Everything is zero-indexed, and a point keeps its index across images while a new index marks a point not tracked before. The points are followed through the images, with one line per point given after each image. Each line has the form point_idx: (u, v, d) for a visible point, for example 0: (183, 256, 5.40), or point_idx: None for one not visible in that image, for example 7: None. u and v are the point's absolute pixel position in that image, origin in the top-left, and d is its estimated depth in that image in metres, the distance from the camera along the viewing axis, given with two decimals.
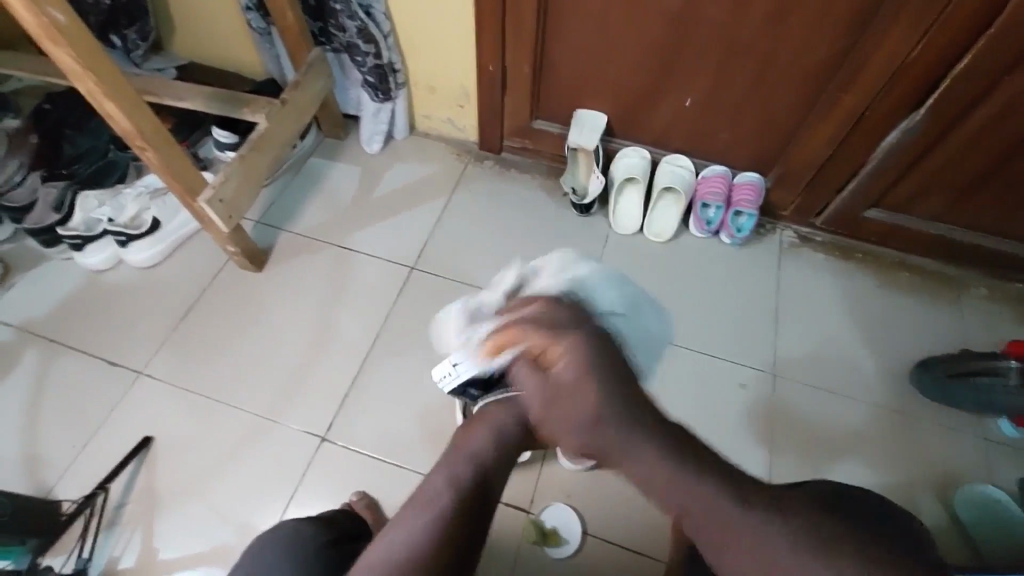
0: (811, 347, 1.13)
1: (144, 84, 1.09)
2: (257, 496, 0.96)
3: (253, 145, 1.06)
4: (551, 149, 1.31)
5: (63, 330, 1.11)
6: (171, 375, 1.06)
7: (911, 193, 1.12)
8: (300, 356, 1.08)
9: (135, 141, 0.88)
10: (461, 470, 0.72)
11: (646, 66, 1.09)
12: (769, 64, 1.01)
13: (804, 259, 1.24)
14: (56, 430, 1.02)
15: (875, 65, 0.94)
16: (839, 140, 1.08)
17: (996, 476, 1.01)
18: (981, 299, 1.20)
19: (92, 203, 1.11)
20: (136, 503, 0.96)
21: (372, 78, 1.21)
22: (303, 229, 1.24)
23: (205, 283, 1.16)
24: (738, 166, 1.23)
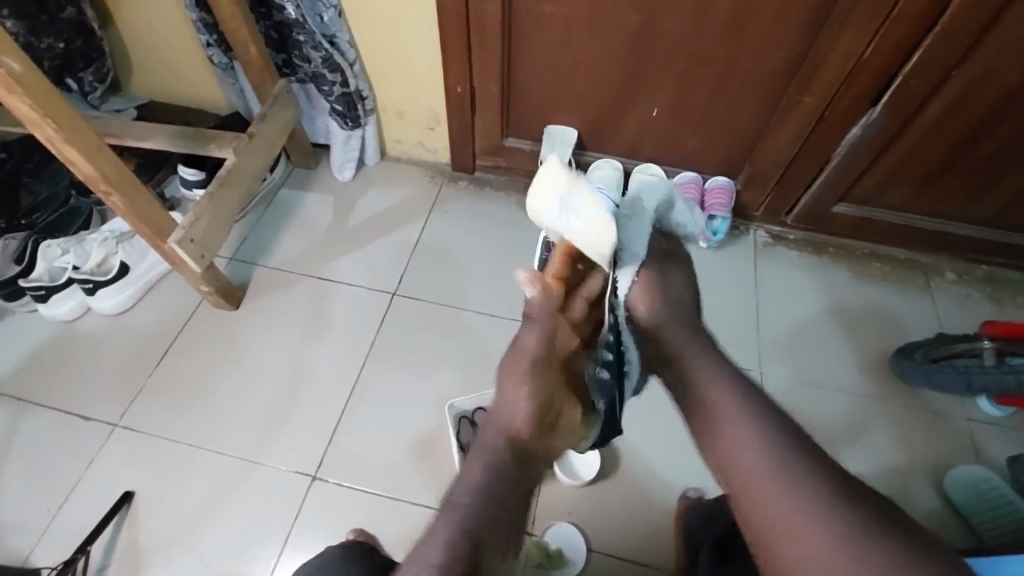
0: (793, 341, 1.16)
1: (105, 126, 1.07)
2: (249, 543, 0.92)
3: (222, 181, 1.04)
4: (524, 165, 1.33)
5: (31, 386, 1.06)
6: (149, 425, 1.02)
7: (873, 186, 1.16)
8: (282, 393, 1.05)
9: (100, 184, 0.85)
10: (469, 504, 0.57)
11: (613, 80, 1.11)
12: (730, 71, 1.04)
13: (779, 256, 1.27)
14: (28, 494, 0.96)
15: (828, 68, 0.98)
16: (801, 140, 1.11)
17: (983, 454, 1.03)
18: (947, 282, 1.24)
19: (55, 252, 1.08)
20: (120, 563, 0.91)
21: (340, 106, 1.20)
22: (279, 263, 1.22)
23: (181, 325, 1.13)
24: (707, 170, 1.26)
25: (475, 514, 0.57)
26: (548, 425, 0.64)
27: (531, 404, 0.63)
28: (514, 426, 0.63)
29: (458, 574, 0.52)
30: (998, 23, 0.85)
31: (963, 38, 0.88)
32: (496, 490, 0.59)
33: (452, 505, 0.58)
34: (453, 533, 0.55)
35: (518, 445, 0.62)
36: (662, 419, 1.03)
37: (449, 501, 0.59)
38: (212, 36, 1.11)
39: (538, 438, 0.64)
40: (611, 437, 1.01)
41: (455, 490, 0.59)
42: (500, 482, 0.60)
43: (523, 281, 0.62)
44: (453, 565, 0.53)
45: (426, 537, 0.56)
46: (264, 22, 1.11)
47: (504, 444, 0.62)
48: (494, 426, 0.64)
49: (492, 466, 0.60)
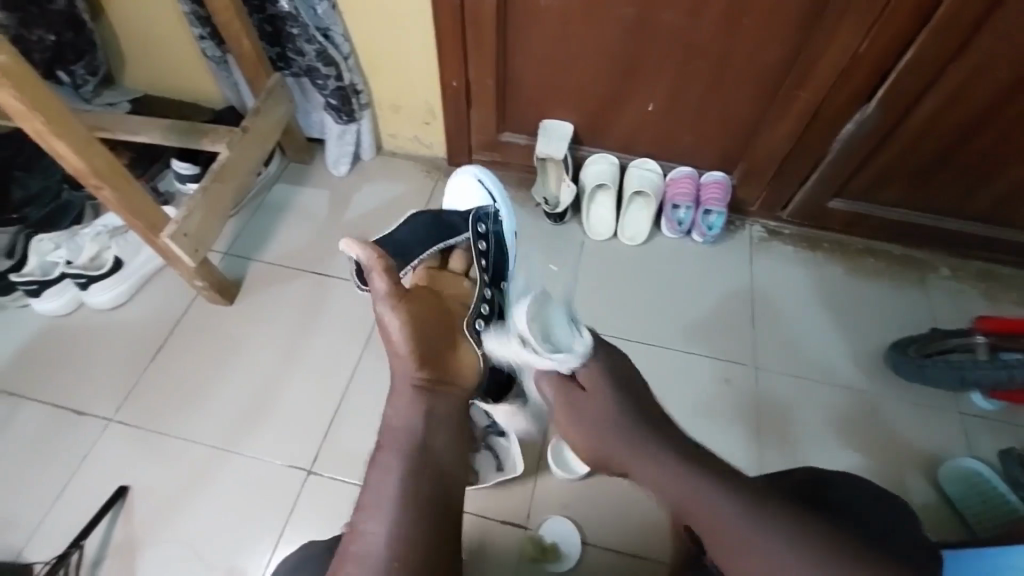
0: (787, 335, 1.16)
1: (98, 120, 1.06)
2: (244, 538, 0.92)
3: (215, 176, 1.03)
4: (520, 160, 1.32)
5: (24, 381, 1.06)
6: (144, 420, 1.02)
7: (868, 181, 1.16)
8: (278, 388, 1.05)
9: (90, 180, 0.84)
10: (397, 452, 0.63)
11: (608, 75, 1.10)
12: (725, 66, 1.04)
13: (774, 251, 1.27)
14: (21, 489, 0.96)
15: (823, 63, 0.98)
16: (796, 135, 1.11)
17: (975, 448, 1.04)
18: (941, 278, 1.24)
19: (47, 246, 1.05)
20: (114, 557, 0.91)
21: (334, 100, 1.20)
22: (274, 257, 1.21)
23: (175, 320, 1.12)
24: (703, 165, 1.26)
25: (409, 450, 0.63)
26: (427, 347, 0.69)
27: (411, 341, 0.67)
28: (407, 366, 0.67)
29: (407, 505, 0.60)
30: (990, 19, 0.85)
31: (955, 35, 0.89)
32: (415, 427, 0.65)
33: (379, 457, 0.64)
34: (395, 477, 0.61)
35: (417, 382, 0.67)
36: None
37: (375, 455, 0.64)
38: (205, 29, 1.10)
39: (434, 375, 0.69)
40: None
41: (387, 438, 0.65)
42: (415, 418, 0.65)
43: (341, 246, 0.65)
44: (401, 496, 0.60)
45: (372, 486, 0.62)
46: (257, 15, 1.11)
47: (410, 389, 0.67)
48: (397, 373, 0.68)
49: (406, 414, 0.66)
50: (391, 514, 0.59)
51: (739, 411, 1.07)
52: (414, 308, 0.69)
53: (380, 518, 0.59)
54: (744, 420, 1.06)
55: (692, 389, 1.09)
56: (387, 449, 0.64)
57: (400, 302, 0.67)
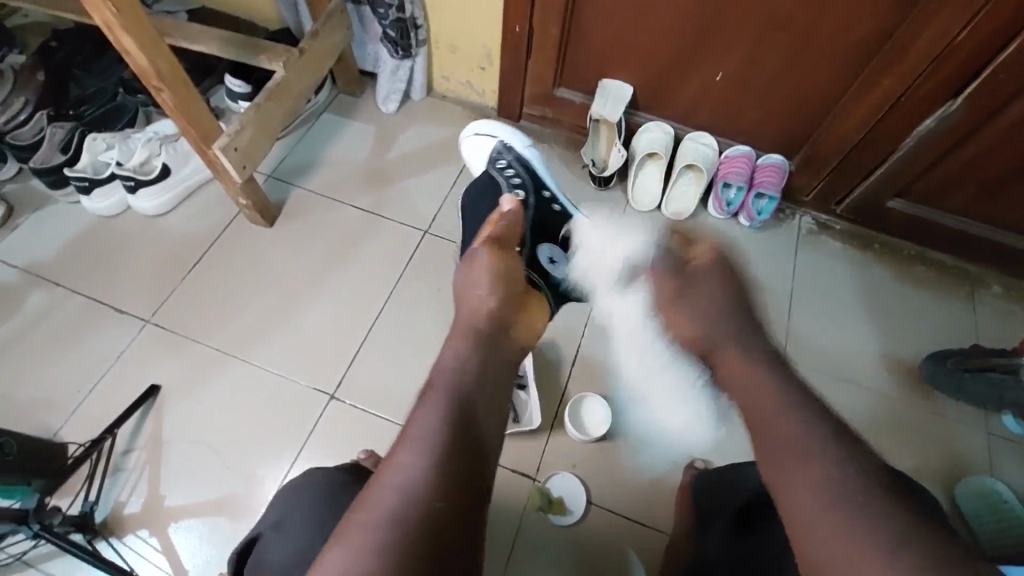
0: (821, 332, 1.13)
1: (160, 25, 1.05)
2: (264, 449, 0.96)
3: (270, 94, 1.02)
4: (572, 119, 1.29)
5: (70, 274, 1.09)
6: (179, 326, 1.05)
7: (936, 184, 1.10)
8: (307, 313, 1.07)
9: (152, 80, 0.84)
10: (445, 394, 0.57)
11: (679, 38, 1.05)
12: (807, 41, 0.98)
13: (821, 245, 1.23)
14: (60, 374, 1.01)
15: (914, 49, 0.92)
16: (869, 124, 1.05)
17: (998, 470, 1.02)
18: (993, 296, 1.19)
19: (100, 146, 1.09)
20: (142, 450, 0.95)
21: (393, 33, 1.16)
22: (315, 186, 1.21)
23: (216, 235, 1.14)
24: (762, 147, 1.21)
25: (454, 391, 0.57)
26: (504, 298, 0.71)
27: (489, 291, 0.71)
28: (479, 312, 0.69)
29: (443, 448, 0.52)
30: None
31: None
32: (467, 370, 0.60)
33: (425, 395, 0.58)
34: (438, 411, 0.55)
35: (478, 324, 0.67)
36: None
37: (422, 394, 0.58)
38: None
39: (497, 317, 0.69)
40: (624, 399, 1.02)
41: (435, 380, 0.60)
42: (469, 361, 0.62)
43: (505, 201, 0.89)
44: (440, 434, 0.53)
45: (411, 424, 0.55)
46: None
47: (469, 327, 0.67)
48: (462, 317, 0.69)
49: (462, 357, 0.62)
50: (427, 453, 0.51)
51: None
52: (503, 261, 0.76)
53: (414, 452, 0.52)
54: None
55: None
56: (435, 389, 0.58)
57: (495, 249, 0.77)
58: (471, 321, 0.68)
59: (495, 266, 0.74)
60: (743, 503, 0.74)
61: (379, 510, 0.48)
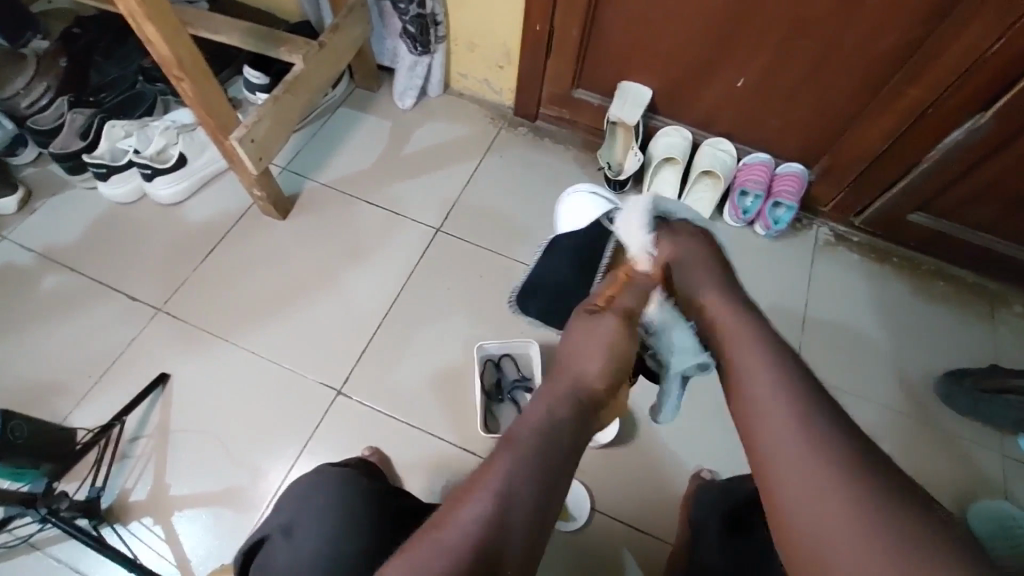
0: (835, 345, 1.11)
1: (182, 14, 1.06)
2: (270, 441, 0.96)
3: (288, 87, 1.02)
4: (588, 121, 1.27)
5: (84, 260, 1.10)
6: (189, 316, 1.05)
7: (959, 198, 1.07)
8: (316, 307, 1.07)
9: (173, 70, 0.85)
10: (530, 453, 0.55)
11: (702, 41, 1.03)
12: (833, 49, 0.96)
13: (838, 257, 1.21)
14: (71, 359, 1.01)
15: (943, 60, 0.89)
16: (892, 136, 1.03)
17: (1011, 493, 0.99)
18: (1014, 314, 1.16)
19: (119, 133, 1.10)
20: (151, 438, 0.96)
21: (412, 29, 1.16)
22: (329, 180, 1.21)
23: (230, 226, 1.14)
24: (781, 156, 1.19)
25: (539, 447, 0.56)
26: (614, 371, 0.66)
27: (604, 357, 0.65)
28: (577, 368, 0.65)
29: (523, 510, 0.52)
30: None
31: None
32: (556, 430, 0.58)
33: (509, 444, 0.56)
34: (519, 472, 0.53)
35: (586, 388, 0.64)
36: (689, 397, 1.02)
37: (506, 441, 0.57)
38: None
39: (603, 389, 0.65)
40: (632, 406, 1.01)
41: (519, 428, 0.58)
42: (561, 418, 0.59)
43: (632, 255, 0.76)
44: (521, 491, 0.52)
45: (493, 465, 0.54)
46: None
47: (571, 390, 0.63)
48: (563, 367, 0.66)
49: (556, 419, 0.59)
50: (503, 506, 0.51)
51: None
52: (627, 332, 0.68)
53: (491, 497, 0.52)
54: None
55: None
56: (517, 443, 0.56)
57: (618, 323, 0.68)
58: (575, 382, 0.64)
59: (616, 340, 0.67)
60: (753, 518, 0.73)
61: (447, 547, 0.49)
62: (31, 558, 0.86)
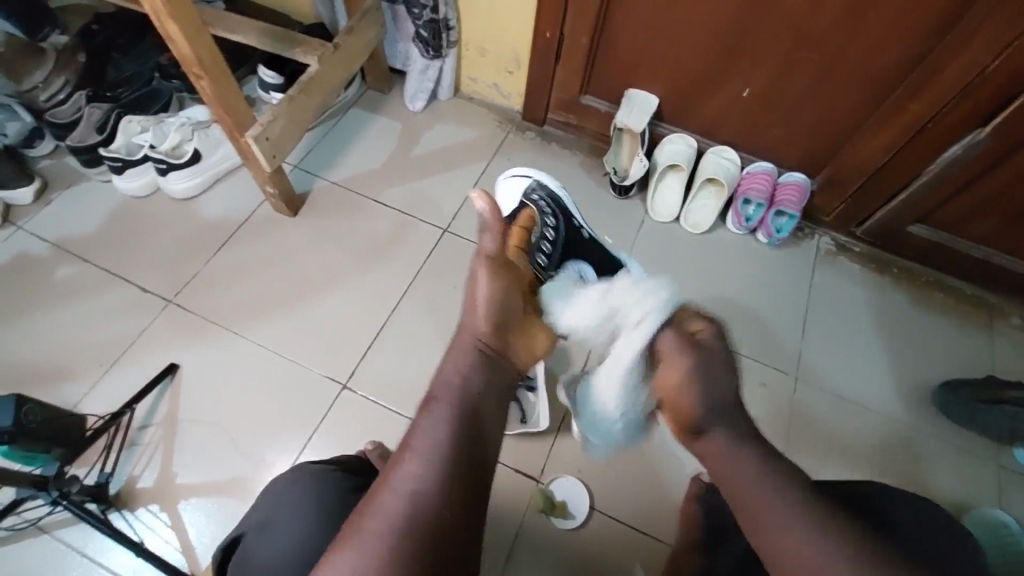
0: (834, 353, 1.13)
1: (201, 14, 1.08)
2: (275, 433, 0.97)
3: (303, 87, 1.04)
4: (595, 127, 1.30)
5: (98, 252, 1.12)
6: (200, 308, 1.07)
7: (959, 211, 1.09)
8: (324, 302, 1.09)
9: (192, 67, 0.87)
10: (447, 411, 0.57)
11: (709, 51, 1.05)
12: (837, 62, 0.98)
13: (838, 266, 1.22)
14: (84, 348, 1.03)
15: (945, 75, 0.91)
16: (894, 148, 1.05)
17: (1007, 503, 1.00)
18: (1011, 327, 1.18)
19: (135, 128, 1.12)
20: (158, 426, 0.97)
21: (425, 33, 1.18)
22: (339, 179, 1.23)
23: (241, 221, 1.17)
24: (785, 165, 1.21)
25: (454, 404, 0.58)
26: (504, 318, 0.68)
27: (489, 311, 0.67)
28: (477, 328, 0.66)
29: (449, 467, 0.53)
30: None
31: None
32: (469, 386, 0.60)
33: (427, 409, 0.57)
34: (442, 427, 0.55)
35: (484, 340, 0.65)
36: None
37: (423, 407, 0.58)
38: None
39: (499, 340, 0.66)
40: None
41: (438, 392, 0.59)
42: (472, 377, 0.61)
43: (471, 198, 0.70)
44: (443, 450, 0.54)
45: (413, 433, 0.55)
46: None
47: (473, 347, 0.65)
48: (464, 334, 0.67)
49: (465, 373, 0.61)
50: (433, 467, 0.52)
51: (769, 416, 1.06)
52: (501, 283, 0.69)
53: (417, 462, 0.53)
54: (772, 426, 1.05)
55: None
56: (433, 407, 0.57)
57: (495, 265, 0.70)
58: (475, 338, 0.65)
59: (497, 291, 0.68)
60: None
61: (385, 516, 0.49)
62: (39, 541, 0.88)
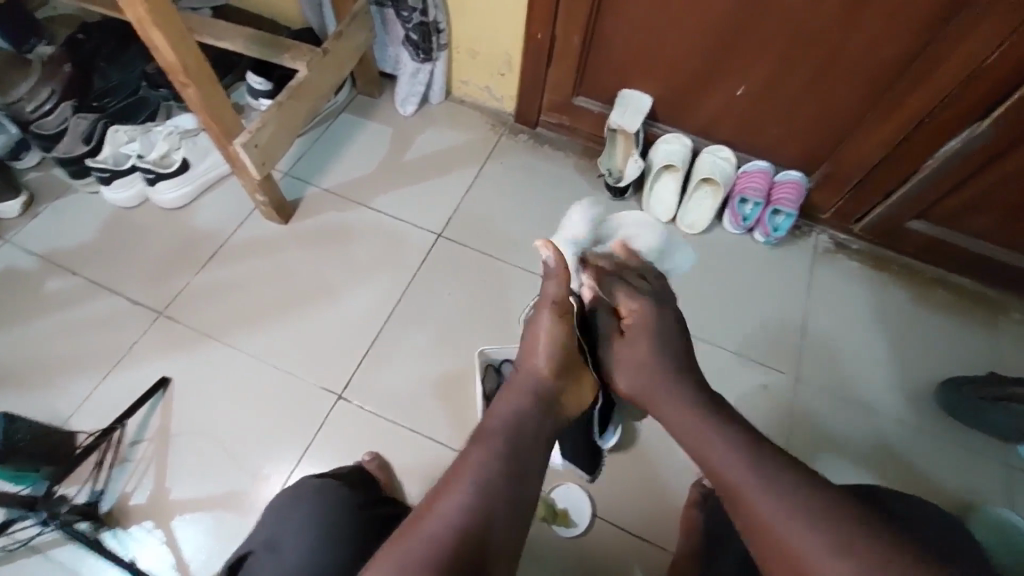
0: (834, 352, 1.12)
1: (187, 20, 1.06)
2: (270, 446, 0.96)
3: (292, 93, 1.03)
4: (589, 128, 1.28)
5: (87, 264, 1.10)
6: (191, 320, 1.06)
7: (956, 206, 1.08)
8: (317, 312, 1.08)
9: (178, 75, 0.85)
10: (499, 444, 0.58)
11: (703, 49, 1.04)
12: (832, 58, 0.97)
13: (837, 264, 1.21)
14: (74, 363, 1.01)
15: (941, 69, 0.90)
16: (891, 144, 1.04)
17: (1013, 499, 1.00)
18: (1011, 322, 1.17)
19: (122, 139, 1.09)
20: (151, 441, 0.96)
21: (415, 36, 1.17)
22: (330, 186, 1.22)
23: (233, 229, 1.15)
24: (781, 163, 1.20)
25: (506, 438, 0.59)
26: (564, 365, 0.69)
27: (551, 355, 0.69)
28: (537, 369, 0.68)
29: (492, 496, 0.53)
30: None
31: None
32: (523, 424, 0.61)
33: (479, 441, 0.59)
34: (491, 457, 0.56)
35: (542, 383, 0.67)
36: None
37: (476, 438, 0.59)
38: None
39: (556, 384, 0.68)
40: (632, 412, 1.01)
41: (489, 426, 0.61)
42: (527, 414, 0.63)
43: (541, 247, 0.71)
44: (496, 473, 0.55)
45: (467, 457, 0.57)
46: None
47: (529, 390, 0.66)
48: (523, 374, 0.68)
49: (518, 412, 0.63)
50: (478, 494, 0.53)
51: (770, 418, 1.04)
52: (568, 330, 0.71)
53: (465, 489, 0.53)
54: (773, 427, 1.04)
55: (727, 388, 1.07)
56: (487, 438, 0.59)
57: (560, 314, 0.71)
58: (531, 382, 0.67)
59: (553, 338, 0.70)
60: None
61: (427, 539, 0.49)
62: (31, 562, 0.86)
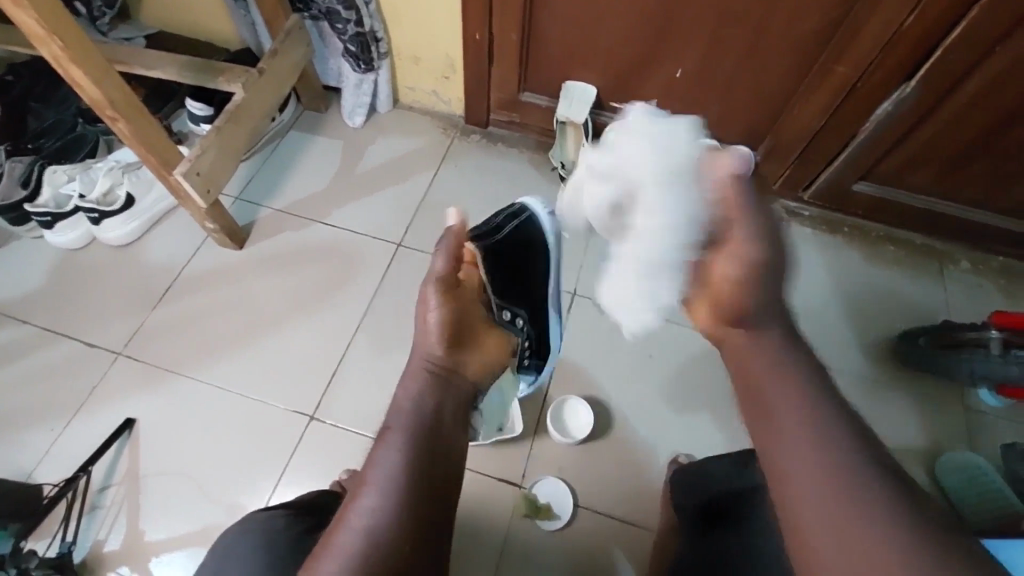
0: (796, 319, 1.14)
1: (114, 52, 1.04)
2: (246, 475, 0.94)
3: (229, 116, 1.01)
4: (539, 122, 1.29)
5: (36, 311, 1.07)
6: (152, 357, 1.03)
7: (898, 164, 1.11)
8: (282, 335, 1.06)
9: (105, 111, 0.83)
10: (403, 439, 0.57)
11: (639, 36, 1.05)
12: (762, 32, 0.99)
13: (792, 232, 1.24)
14: (32, 414, 0.98)
15: (864, 34, 0.93)
16: (828, 111, 1.07)
17: (977, 444, 1.03)
18: (961, 271, 1.21)
19: (61, 178, 1.08)
20: (120, 485, 0.94)
21: (353, 47, 1.16)
22: (283, 205, 1.21)
23: (186, 260, 1.13)
24: (728, 139, 1.22)
25: (413, 429, 0.58)
26: (458, 331, 0.67)
27: (442, 330, 0.66)
28: (430, 348, 0.66)
29: (406, 494, 0.53)
30: None
31: (1011, 11, 0.82)
32: (425, 413, 0.60)
33: (385, 437, 0.58)
34: (396, 451, 0.56)
35: (435, 358, 0.65)
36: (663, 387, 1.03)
37: (382, 434, 0.59)
38: None
39: (452, 356, 0.66)
40: (607, 400, 1.02)
41: (394, 419, 0.60)
42: (426, 402, 0.61)
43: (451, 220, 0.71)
44: (400, 480, 0.54)
45: (370, 462, 0.56)
46: None
47: (422, 368, 0.65)
48: (415, 355, 0.67)
49: (417, 398, 0.62)
50: (392, 500, 0.52)
51: None
52: (456, 305, 0.69)
53: (373, 494, 0.53)
54: None
55: None
56: (392, 437, 0.58)
57: (446, 289, 0.68)
58: (424, 359, 0.65)
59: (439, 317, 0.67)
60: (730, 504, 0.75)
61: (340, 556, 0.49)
62: None
